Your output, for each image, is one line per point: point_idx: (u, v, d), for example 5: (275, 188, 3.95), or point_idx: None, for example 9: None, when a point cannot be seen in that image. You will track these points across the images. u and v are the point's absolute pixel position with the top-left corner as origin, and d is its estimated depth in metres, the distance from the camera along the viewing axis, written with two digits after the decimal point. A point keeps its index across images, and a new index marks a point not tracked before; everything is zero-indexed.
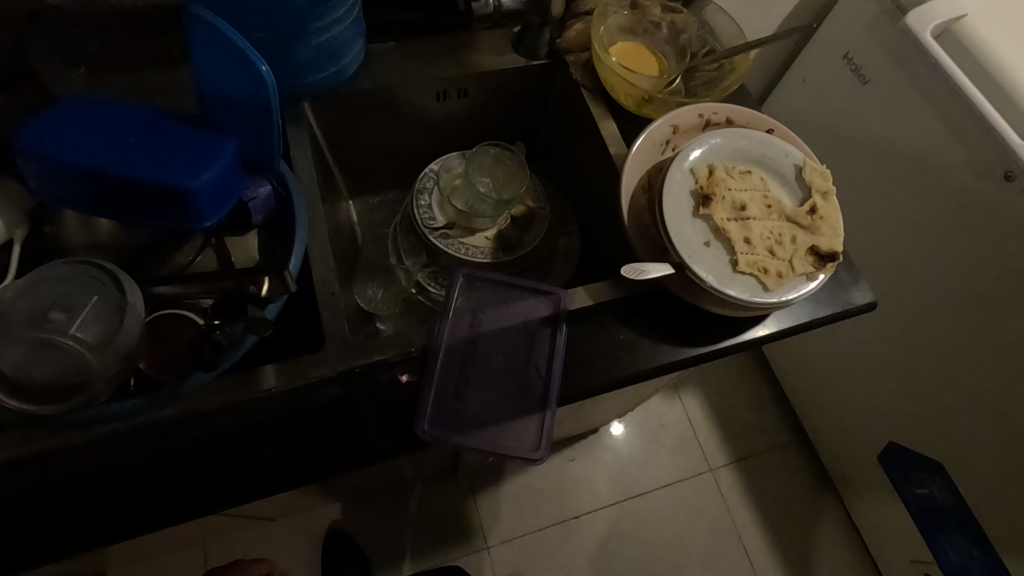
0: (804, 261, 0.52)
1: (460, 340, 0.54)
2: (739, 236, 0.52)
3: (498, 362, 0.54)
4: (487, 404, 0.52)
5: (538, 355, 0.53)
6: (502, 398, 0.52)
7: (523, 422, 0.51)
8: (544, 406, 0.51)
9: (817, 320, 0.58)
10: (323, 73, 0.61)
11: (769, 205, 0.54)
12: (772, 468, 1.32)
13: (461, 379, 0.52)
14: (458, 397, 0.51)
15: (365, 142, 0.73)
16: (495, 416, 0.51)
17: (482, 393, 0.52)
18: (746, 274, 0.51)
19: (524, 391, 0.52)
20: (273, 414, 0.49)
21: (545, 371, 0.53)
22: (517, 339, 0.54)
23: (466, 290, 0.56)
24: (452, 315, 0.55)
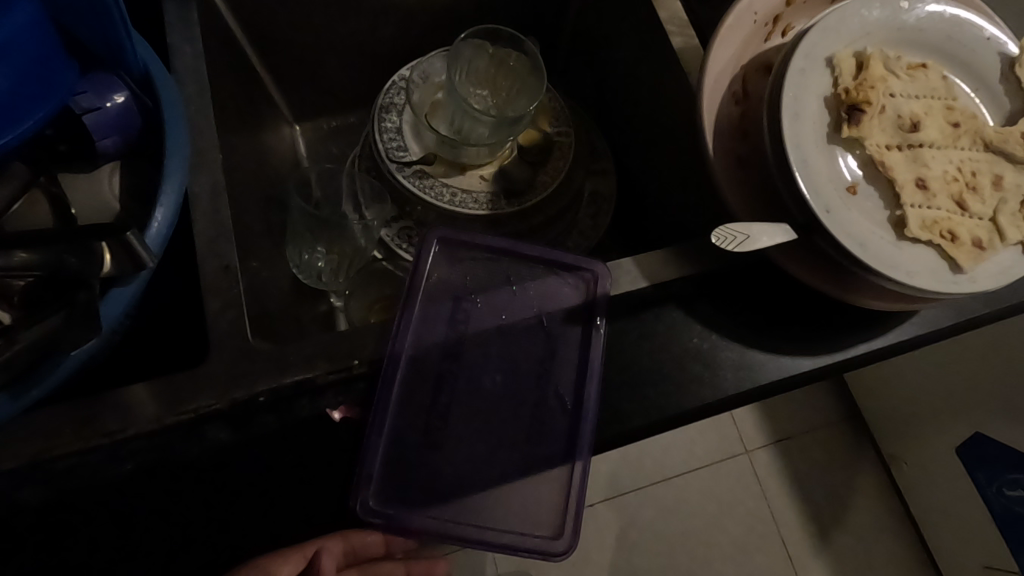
0: (1018, 220, 0.30)
1: (434, 348, 0.34)
2: (907, 177, 0.31)
3: (496, 383, 0.34)
4: (478, 455, 0.33)
5: (561, 371, 0.34)
6: (503, 444, 0.33)
7: (539, 488, 0.32)
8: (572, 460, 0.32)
9: (994, 313, 0.37)
10: None
11: (955, 123, 0.32)
12: (822, 449, 1.07)
13: (435, 414, 0.33)
14: (430, 448, 0.32)
15: (307, 37, 0.50)
16: (490, 478, 0.32)
17: (467, 437, 0.33)
18: (920, 241, 0.30)
19: (539, 432, 0.33)
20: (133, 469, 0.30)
21: (574, 396, 0.33)
22: (527, 346, 0.35)
23: (442, 264, 0.35)
24: (422, 308, 0.34)
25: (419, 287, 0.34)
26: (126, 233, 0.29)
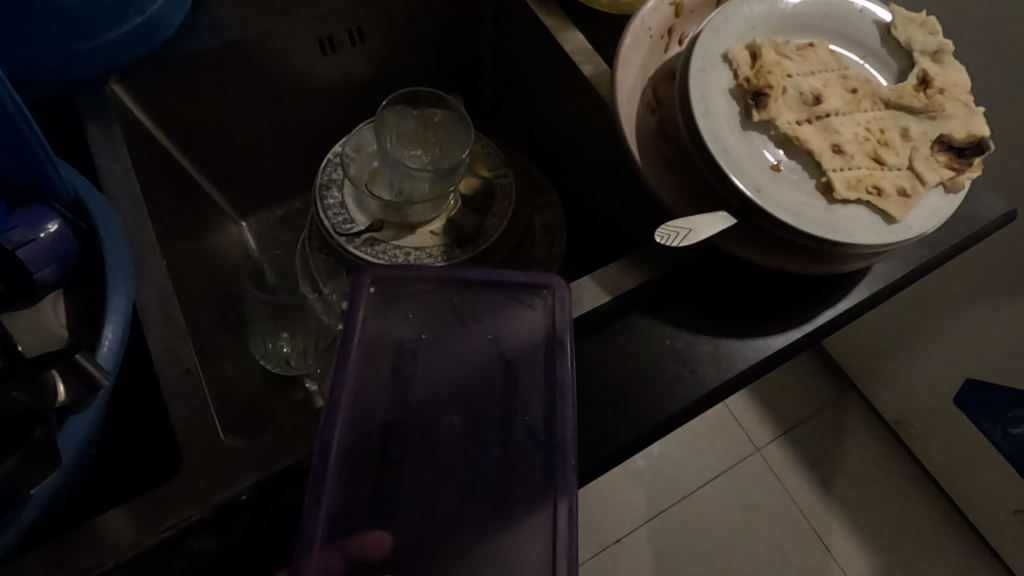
0: (933, 165, 0.32)
1: (373, 403, 0.30)
2: (823, 146, 0.32)
3: (453, 435, 0.30)
4: (438, 526, 0.28)
5: (529, 407, 0.30)
6: (469, 508, 0.29)
7: (517, 554, 0.28)
8: (555, 514, 0.28)
9: (942, 255, 0.38)
10: (124, 29, 0.39)
11: (853, 89, 0.34)
12: (830, 430, 1.06)
13: (382, 486, 0.29)
14: (377, 527, 0.28)
15: (236, 136, 0.51)
16: (456, 547, 0.28)
17: (419, 503, 0.29)
18: (851, 202, 0.31)
19: (511, 479, 0.29)
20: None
21: (551, 444, 0.29)
22: (485, 381, 0.31)
23: (376, 307, 0.32)
24: (354, 360, 0.31)
25: (351, 336, 0.31)
26: (74, 355, 0.28)
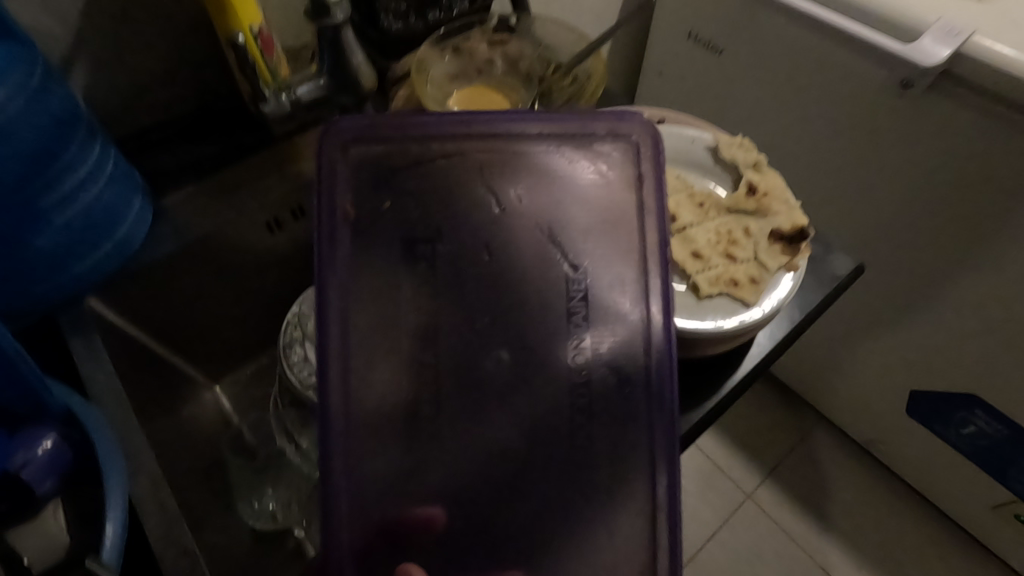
0: (773, 253, 0.40)
1: (378, 315, 0.34)
2: (685, 254, 0.40)
3: (486, 373, 0.34)
4: (480, 478, 0.33)
5: (616, 350, 0.35)
6: (530, 446, 0.34)
7: (610, 514, 0.34)
8: (655, 482, 0.34)
9: (814, 312, 0.46)
10: (94, 252, 0.45)
11: (700, 203, 0.43)
12: (809, 461, 1.12)
13: (409, 423, 0.33)
14: (455, 404, 0.34)
15: (202, 314, 0.57)
16: (476, 496, 0.33)
17: (446, 466, 0.33)
18: (714, 296, 0.39)
19: (619, 443, 0.34)
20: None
21: (656, 401, 0.34)
22: (519, 285, 0.36)
23: (354, 195, 0.36)
24: (349, 234, 0.35)
25: (341, 221, 0.35)
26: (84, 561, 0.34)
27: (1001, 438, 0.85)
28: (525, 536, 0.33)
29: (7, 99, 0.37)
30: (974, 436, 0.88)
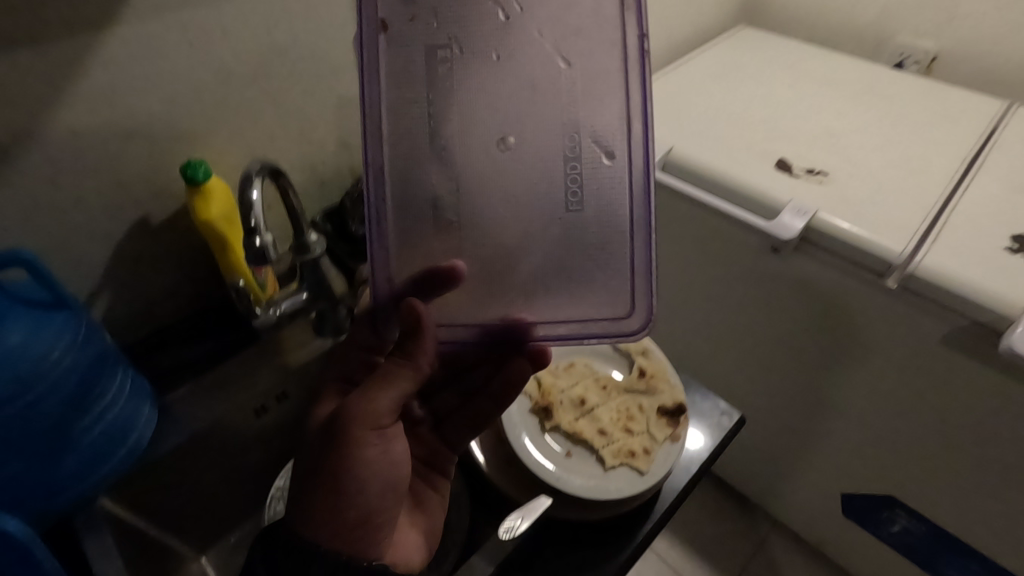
0: (660, 425, 0.57)
1: (420, 133, 0.45)
2: (594, 431, 0.56)
3: (501, 148, 0.46)
4: (488, 211, 0.47)
5: (598, 101, 0.45)
6: (535, 185, 0.46)
7: (599, 236, 0.47)
8: (646, 226, 0.46)
9: (707, 459, 0.61)
10: (113, 459, 0.54)
11: (604, 387, 0.60)
12: (769, 566, 1.26)
13: (442, 181, 0.46)
14: (482, 178, 0.46)
15: (197, 494, 0.65)
16: (513, 229, 0.47)
17: (472, 193, 0.46)
18: (618, 463, 0.54)
19: (594, 168, 0.46)
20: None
21: (623, 121, 0.45)
22: (535, 77, 0.45)
23: (377, 47, 0.44)
24: (387, 48, 0.44)
25: (373, 72, 0.44)
26: None
27: (922, 535, 0.99)
28: (513, 267, 0.48)
29: (66, 353, 0.48)
30: (901, 533, 1.03)
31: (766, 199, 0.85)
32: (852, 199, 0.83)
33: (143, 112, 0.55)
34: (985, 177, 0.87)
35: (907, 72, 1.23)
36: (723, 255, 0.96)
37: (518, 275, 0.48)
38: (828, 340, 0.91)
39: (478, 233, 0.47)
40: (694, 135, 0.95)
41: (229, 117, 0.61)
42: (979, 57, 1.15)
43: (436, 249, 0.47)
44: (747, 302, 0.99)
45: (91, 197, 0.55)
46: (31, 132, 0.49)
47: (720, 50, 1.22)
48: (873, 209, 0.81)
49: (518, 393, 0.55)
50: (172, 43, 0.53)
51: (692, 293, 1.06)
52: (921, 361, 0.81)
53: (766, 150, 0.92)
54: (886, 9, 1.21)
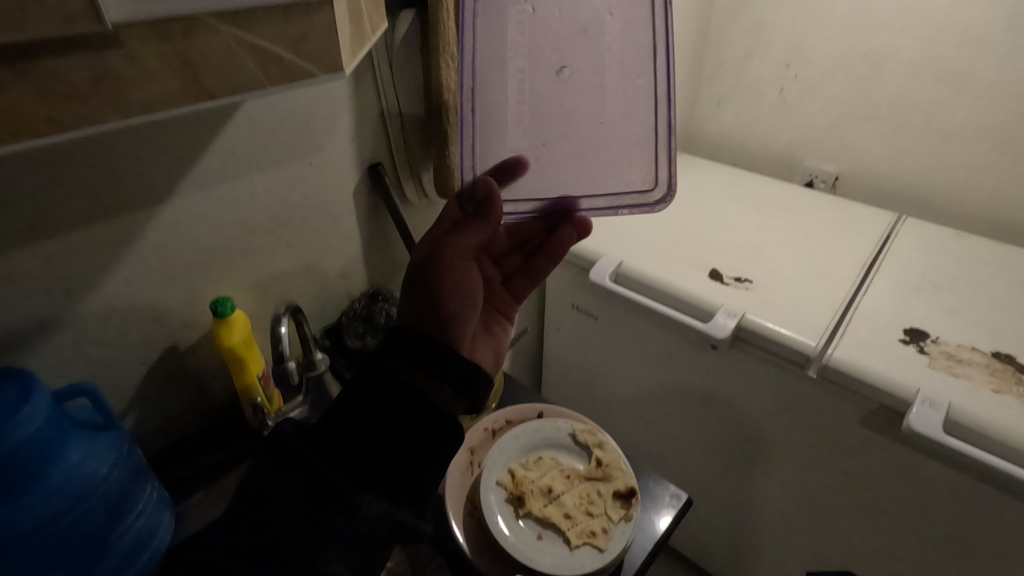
0: (615, 508, 0.67)
1: (504, 73, 0.63)
2: (560, 515, 0.66)
3: (561, 82, 0.64)
4: (554, 122, 0.66)
5: (629, 45, 0.62)
6: (584, 107, 0.65)
7: (627, 135, 0.66)
8: (660, 129, 0.65)
9: (660, 539, 0.70)
10: (137, 562, 0.62)
11: (567, 476, 0.71)
12: None
13: (520, 101, 0.64)
14: (551, 98, 0.64)
15: None
16: (570, 132, 0.66)
17: (541, 110, 0.65)
18: (582, 543, 0.63)
19: (625, 91, 0.64)
20: (261, 538, 0.48)
21: (646, 61, 0.62)
22: (580, 36, 0.61)
23: (476, 19, 0.59)
24: (482, 10, 0.59)
25: (471, 34, 0.60)
26: None
27: None
28: (569, 155, 0.67)
29: (112, 470, 0.57)
30: None
31: (703, 303, 1.00)
32: (773, 303, 0.98)
33: (181, 261, 0.66)
34: (880, 280, 1.05)
35: (818, 189, 1.47)
36: (671, 353, 1.09)
37: (570, 160, 0.68)
38: (765, 427, 1.03)
39: (548, 131, 0.66)
40: (640, 251, 1.12)
41: (248, 257, 0.74)
42: (871, 177, 1.38)
43: (515, 140, 0.66)
44: (693, 395, 1.11)
45: (132, 333, 0.65)
46: (94, 284, 0.60)
47: None
48: (791, 311, 0.97)
49: (563, 254, 0.76)
50: (210, 206, 0.66)
51: (647, 386, 1.18)
52: (848, 443, 0.92)
53: (701, 261, 1.09)
54: (792, 140, 1.47)
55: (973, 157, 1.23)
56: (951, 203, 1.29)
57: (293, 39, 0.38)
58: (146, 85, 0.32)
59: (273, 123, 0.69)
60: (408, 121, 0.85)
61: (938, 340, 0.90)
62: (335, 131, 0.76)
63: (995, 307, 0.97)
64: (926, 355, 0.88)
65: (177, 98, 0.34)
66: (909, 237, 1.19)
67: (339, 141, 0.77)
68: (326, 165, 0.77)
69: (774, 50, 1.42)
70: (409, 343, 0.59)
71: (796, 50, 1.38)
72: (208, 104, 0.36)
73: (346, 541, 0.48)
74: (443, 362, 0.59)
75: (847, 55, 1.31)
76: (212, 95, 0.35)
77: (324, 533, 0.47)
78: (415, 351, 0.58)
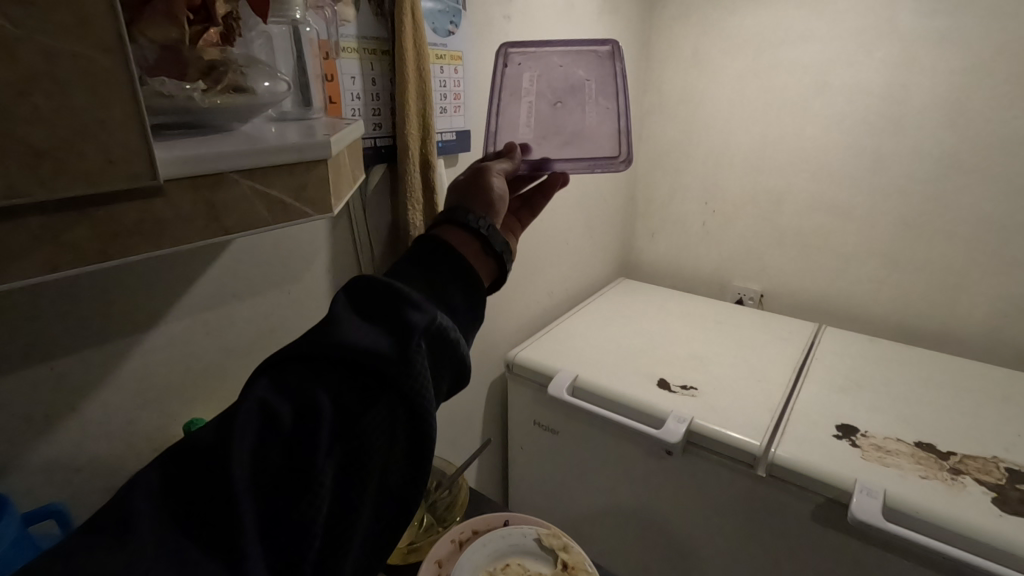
0: None
1: (517, 109, 0.78)
2: None
3: (557, 115, 0.77)
4: (549, 141, 0.77)
5: (604, 99, 0.78)
6: (571, 134, 0.77)
7: (602, 153, 0.79)
8: (624, 152, 0.78)
9: None
10: None
11: None
12: None
13: (526, 128, 0.78)
14: (550, 123, 0.77)
15: None
16: (562, 149, 0.77)
17: (541, 133, 0.77)
18: None
19: (601, 123, 0.78)
20: (350, 329, 0.45)
21: (613, 109, 0.79)
22: (572, 86, 0.77)
23: (504, 77, 0.78)
24: (505, 75, 0.79)
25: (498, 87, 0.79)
26: None
27: None
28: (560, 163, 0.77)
29: None
30: None
31: (653, 409, 1.07)
32: (718, 407, 1.06)
33: (160, 384, 0.70)
34: (809, 383, 1.15)
35: (748, 305, 1.64)
36: (630, 463, 1.13)
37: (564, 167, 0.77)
38: (725, 532, 1.05)
39: (546, 143, 0.77)
40: (593, 366, 1.21)
41: (223, 379, 0.78)
42: (790, 294, 1.57)
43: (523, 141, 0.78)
44: (653, 505, 1.13)
45: (102, 457, 0.66)
46: (74, 407, 0.62)
47: (608, 300, 1.59)
48: (734, 413, 1.04)
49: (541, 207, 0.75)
50: (194, 332, 0.72)
51: (610, 499, 1.20)
52: (806, 542, 0.95)
53: (649, 372, 1.18)
54: (720, 264, 1.67)
55: (869, 274, 1.43)
56: (859, 315, 1.47)
57: (296, 189, 0.48)
58: (178, 223, 0.40)
59: (258, 256, 0.77)
60: (377, 254, 0.96)
61: (866, 434, 0.99)
62: (313, 263, 0.86)
63: (911, 402, 1.08)
64: (858, 448, 0.95)
65: (200, 233, 0.42)
66: (830, 344, 1.33)
67: (315, 271, 0.87)
68: (303, 292, 0.85)
69: (693, 191, 1.66)
70: (456, 218, 0.58)
71: (710, 190, 1.63)
72: (225, 238, 0.44)
73: (426, 337, 0.46)
74: (485, 229, 0.58)
75: (752, 194, 1.55)
76: (227, 231, 0.44)
77: (405, 327, 0.45)
78: (460, 221, 0.58)
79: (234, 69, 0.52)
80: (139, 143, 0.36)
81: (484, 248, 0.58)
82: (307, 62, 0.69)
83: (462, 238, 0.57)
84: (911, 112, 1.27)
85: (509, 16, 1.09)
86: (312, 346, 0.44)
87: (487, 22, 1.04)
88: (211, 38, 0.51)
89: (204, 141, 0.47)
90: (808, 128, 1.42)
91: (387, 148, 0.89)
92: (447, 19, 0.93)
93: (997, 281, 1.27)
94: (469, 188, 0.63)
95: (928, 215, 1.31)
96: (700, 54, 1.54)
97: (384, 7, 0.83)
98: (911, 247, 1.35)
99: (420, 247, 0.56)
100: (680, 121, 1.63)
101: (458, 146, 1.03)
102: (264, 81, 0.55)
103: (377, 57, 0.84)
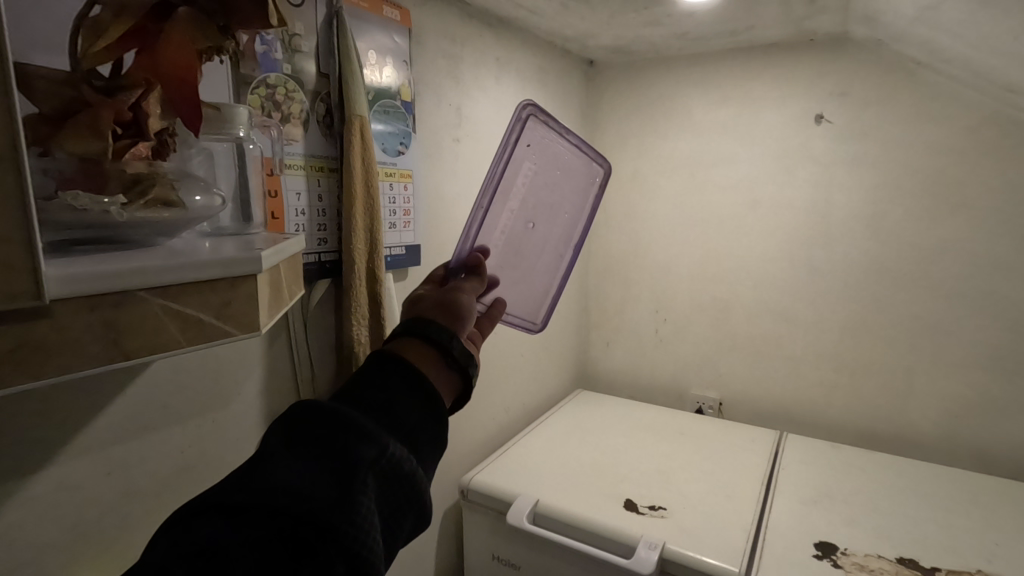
0: None
1: (503, 204, 0.74)
2: None
3: (530, 229, 0.79)
4: (513, 256, 0.79)
5: (569, 227, 0.85)
6: (532, 256, 0.82)
7: (541, 287, 0.85)
8: (553, 287, 0.87)
9: None
10: None
11: None
12: None
13: (501, 233, 0.75)
14: (519, 235, 0.78)
15: None
16: (519, 267, 0.80)
17: (507, 243, 0.77)
18: None
19: (557, 251, 0.85)
20: (281, 469, 0.37)
21: (570, 241, 0.86)
22: (550, 201, 0.80)
23: (511, 162, 0.72)
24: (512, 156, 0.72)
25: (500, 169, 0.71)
26: None
27: None
28: (513, 282, 0.80)
29: None
30: None
31: (622, 535, 0.98)
32: (690, 529, 0.99)
33: (40, 540, 0.58)
34: (780, 497, 1.10)
35: (708, 414, 1.61)
36: None
37: (511, 283, 0.80)
38: None
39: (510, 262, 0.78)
40: (555, 488, 1.12)
41: (124, 530, 0.66)
42: (747, 401, 1.56)
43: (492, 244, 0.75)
44: None
45: None
46: None
47: (567, 415, 1.52)
48: (706, 534, 0.97)
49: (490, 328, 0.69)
50: (92, 474, 0.62)
51: None
52: None
53: (614, 492, 1.10)
54: (676, 373, 1.66)
55: (821, 378, 1.44)
56: (816, 421, 1.46)
57: (217, 307, 0.43)
58: (66, 349, 0.35)
59: (179, 381, 0.70)
60: (318, 374, 0.88)
61: (847, 552, 0.93)
62: (243, 386, 0.78)
63: (884, 513, 1.04)
64: (841, 568, 0.89)
65: (92, 359, 0.36)
66: (794, 452, 1.30)
67: (244, 397, 0.79)
68: (229, 421, 0.77)
69: (643, 300, 1.69)
70: (415, 330, 0.53)
71: (660, 299, 1.66)
72: (125, 364, 0.38)
73: (374, 475, 0.39)
74: (449, 341, 0.53)
75: (700, 302, 1.59)
76: (129, 355, 0.38)
77: (348, 462, 0.38)
78: (421, 333, 0.53)
79: (162, 183, 0.49)
80: (22, 257, 0.31)
81: (446, 362, 0.52)
82: (250, 178, 0.68)
83: (421, 352, 0.52)
84: (836, 225, 1.37)
85: (459, 139, 1.14)
86: (231, 494, 0.36)
87: (438, 143, 1.08)
88: (139, 152, 0.48)
89: (114, 257, 0.42)
90: (745, 240, 1.50)
91: (332, 262, 0.86)
92: (397, 141, 0.96)
93: (941, 382, 1.30)
94: (431, 301, 0.59)
95: (868, 319, 1.36)
96: (639, 174, 1.64)
97: (333, 129, 0.84)
98: (855, 350, 1.39)
99: (376, 362, 0.49)
100: (626, 235, 1.70)
101: (408, 260, 1.01)
102: (196, 194, 0.52)
103: (324, 175, 0.84)
